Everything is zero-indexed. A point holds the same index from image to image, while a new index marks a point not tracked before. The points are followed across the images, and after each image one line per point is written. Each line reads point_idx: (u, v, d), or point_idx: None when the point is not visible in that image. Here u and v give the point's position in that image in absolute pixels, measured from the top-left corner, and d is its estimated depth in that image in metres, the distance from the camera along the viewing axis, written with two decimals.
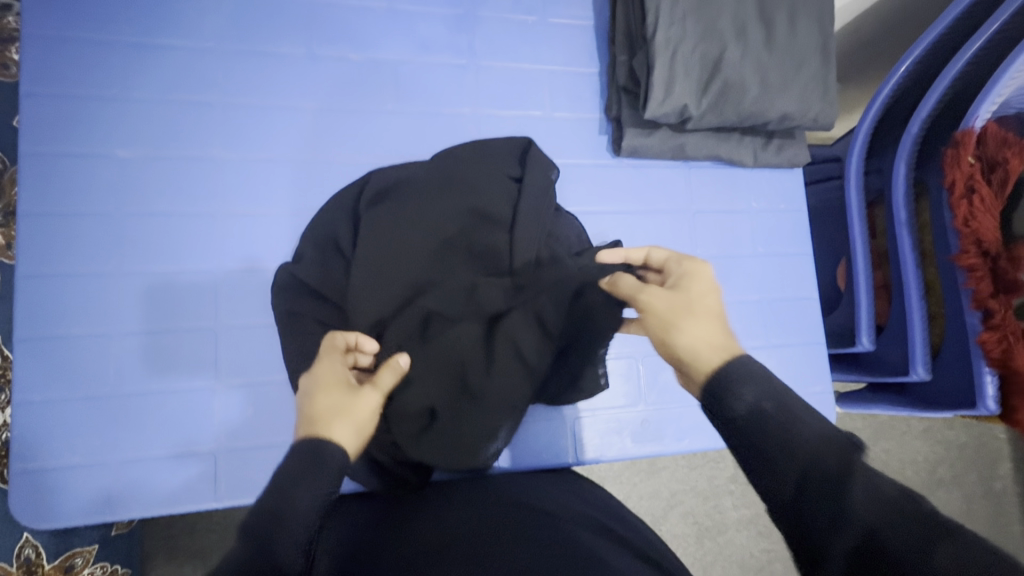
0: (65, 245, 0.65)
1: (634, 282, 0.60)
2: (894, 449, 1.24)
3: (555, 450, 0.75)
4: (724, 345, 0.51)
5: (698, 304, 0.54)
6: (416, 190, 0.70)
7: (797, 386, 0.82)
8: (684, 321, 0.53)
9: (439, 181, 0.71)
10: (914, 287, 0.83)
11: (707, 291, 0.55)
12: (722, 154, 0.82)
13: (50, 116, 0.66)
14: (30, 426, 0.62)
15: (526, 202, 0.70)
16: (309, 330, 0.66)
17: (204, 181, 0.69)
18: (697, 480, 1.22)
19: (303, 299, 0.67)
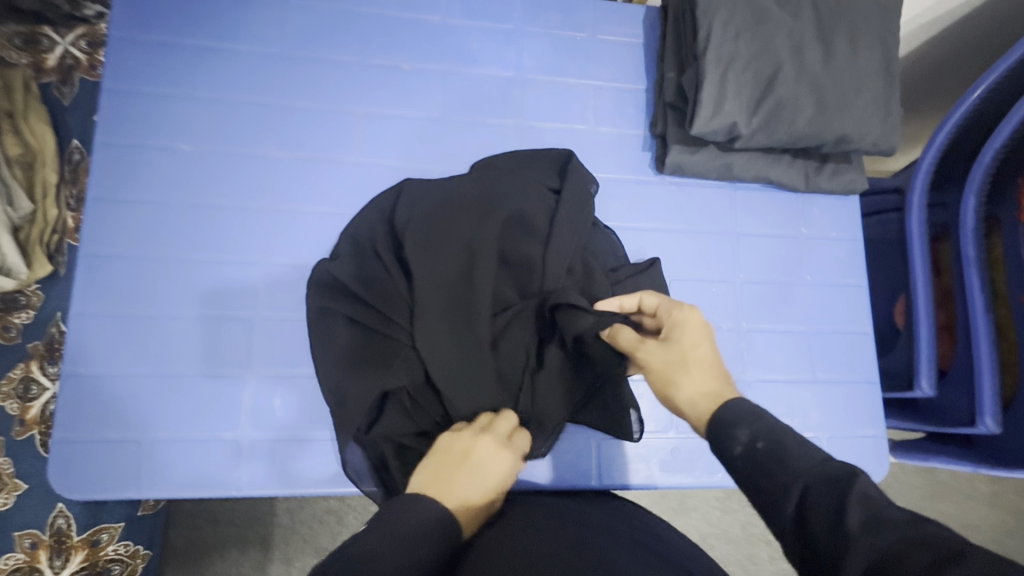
0: (126, 229, 0.69)
1: (633, 335, 0.56)
2: (955, 512, 1.13)
3: (577, 473, 0.72)
4: (718, 393, 0.49)
5: (693, 357, 0.52)
6: (455, 200, 0.70)
7: (845, 427, 0.76)
8: (680, 375, 0.51)
9: (477, 191, 0.71)
10: (982, 330, 0.76)
11: (699, 338, 0.52)
12: (772, 176, 0.79)
13: (126, 110, 0.71)
14: (74, 397, 0.64)
15: (563, 214, 0.70)
16: (338, 328, 0.67)
17: (257, 177, 0.72)
18: (730, 524, 1.15)
19: (335, 298, 0.68)
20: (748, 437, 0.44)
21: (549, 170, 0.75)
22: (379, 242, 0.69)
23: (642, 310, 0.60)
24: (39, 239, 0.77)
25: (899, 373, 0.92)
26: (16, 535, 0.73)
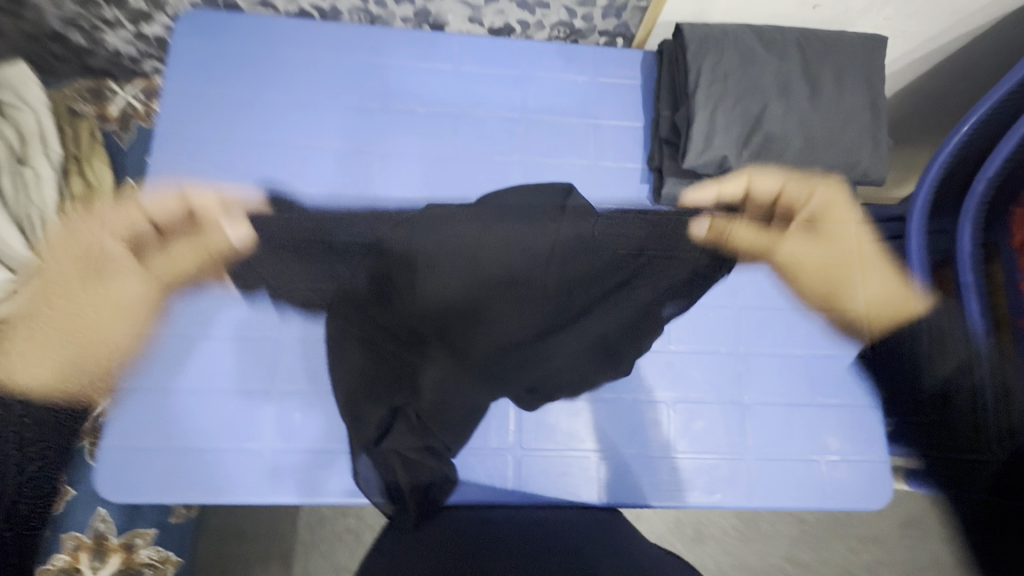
0: (170, 259, 0.77)
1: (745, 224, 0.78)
2: None
3: (579, 489, 0.74)
4: (897, 297, 0.82)
5: (839, 241, 0.81)
6: (444, 212, 0.79)
7: (846, 452, 0.78)
8: (842, 273, 0.81)
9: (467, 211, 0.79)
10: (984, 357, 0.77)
11: (846, 221, 0.81)
12: (765, 206, 0.83)
13: (176, 155, 0.81)
14: (122, 409, 0.72)
15: (546, 220, 0.76)
16: (350, 347, 0.72)
17: (288, 211, 0.80)
18: None
19: (347, 312, 0.73)
20: None
21: (553, 197, 0.81)
22: (378, 260, 0.73)
23: (786, 197, 0.78)
24: None
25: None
26: (63, 537, 0.80)
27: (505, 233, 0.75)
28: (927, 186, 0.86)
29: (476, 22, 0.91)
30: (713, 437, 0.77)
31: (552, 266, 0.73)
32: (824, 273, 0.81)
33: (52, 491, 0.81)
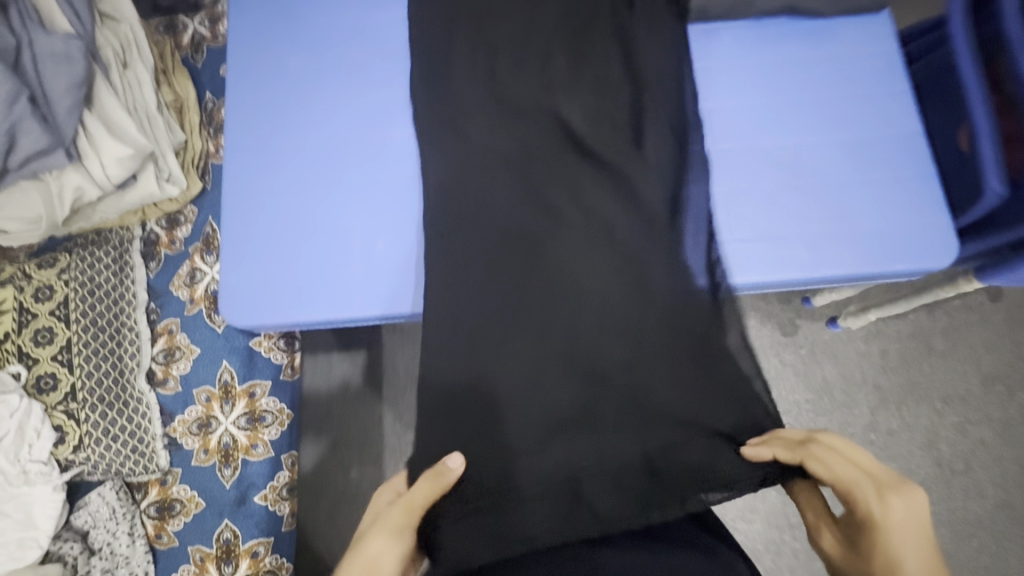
0: (250, 127, 0.86)
1: None
2: None
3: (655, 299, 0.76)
4: None
5: None
6: (514, 114, 0.83)
7: (909, 216, 0.78)
8: None
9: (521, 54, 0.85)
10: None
11: None
12: (797, 1, 0.84)
13: (243, 41, 0.90)
14: (231, 251, 0.82)
15: (582, 71, 0.84)
16: (434, 60, 0.85)
17: (347, 75, 0.88)
18: None
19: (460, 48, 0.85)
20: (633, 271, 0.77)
21: (574, 40, 0.85)
22: (450, 53, 0.85)
23: None
24: (190, 162, 0.99)
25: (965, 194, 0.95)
26: (195, 391, 0.94)
27: (579, 62, 0.85)
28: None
29: None
30: (770, 221, 0.80)
31: (562, 66, 0.84)
32: None
33: (181, 353, 0.95)
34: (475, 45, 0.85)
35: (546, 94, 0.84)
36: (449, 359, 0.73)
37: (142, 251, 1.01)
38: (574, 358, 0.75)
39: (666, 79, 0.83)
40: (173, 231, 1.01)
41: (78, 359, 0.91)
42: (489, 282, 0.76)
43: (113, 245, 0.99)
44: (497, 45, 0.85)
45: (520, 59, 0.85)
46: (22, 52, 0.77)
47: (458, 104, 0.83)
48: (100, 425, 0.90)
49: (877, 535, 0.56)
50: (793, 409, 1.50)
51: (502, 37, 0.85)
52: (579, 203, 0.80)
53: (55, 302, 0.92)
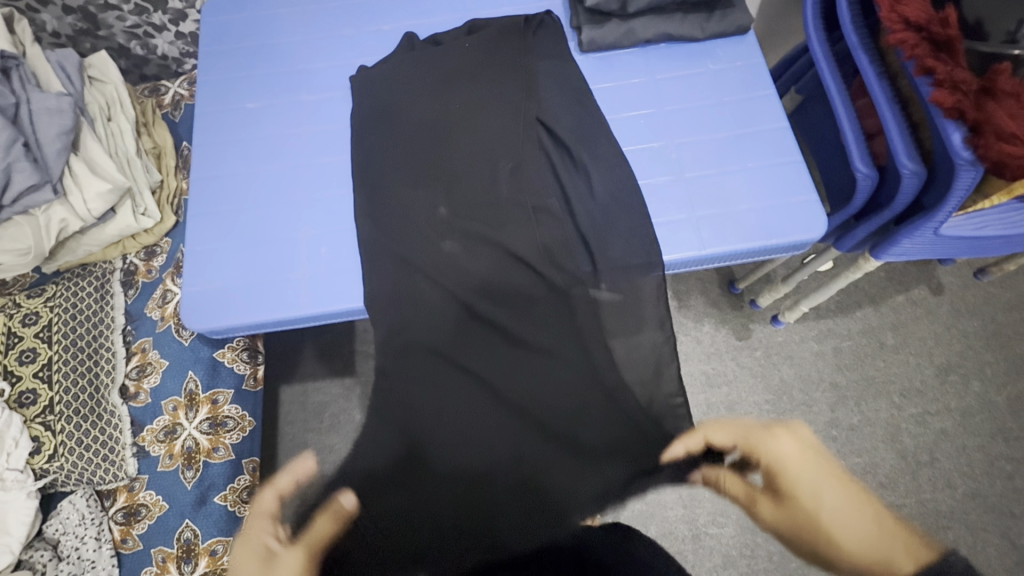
0: (213, 162, 1.00)
1: None
2: None
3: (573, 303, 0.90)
4: None
5: None
6: (443, 144, 0.96)
7: (782, 196, 0.90)
8: None
9: (445, 91, 0.99)
10: (878, 82, 0.88)
11: None
12: (669, 30, 0.99)
13: (210, 94, 1.06)
14: (195, 266, 0.93)
15: (501, 101, 0.97)
16: (371, 100, 1.00)
17: (297, 113, 1.03)
18: None
19: (394, 92, 1.00)
20: (557, 281, 0.90)
21: (492, 74, 1.00)
22: (387, 94, 1.00)
23: None
24: (167, 200, 1.12)
25: (852, 184, 1.06)
26: (163, 401, 1.02)
27: (498, 94, 0.98)
28: (810, 9, 1.05)
29: None
30: (663, 211, 0.91)
31: (483, 100, 0.98)
32: None
33: (152, 368, 1.04)
34: (393, 118, 0.99)
35: (469, 121, 0.97)
36: (389, 400, 0.87)
37: (121, 280, 1.12)
38: (508, 365, 0.90)
39: (568, 102, 0.97)
40: (150, 262, 1.13)
41: (58, 376, 1.00)
42: (430, 302, 0.91)
43: (95, 277, 1.10)
44: (425, 85, 1.00)
45: (445, 93, 0.99)
46: (21, 108, 0.92)
47: (393, 138, 0.97)
48: (73, 436, 0.98)
49: (795, 473, 0.69)
50: (754, 411, 1.55)
51: (428, 78, 1.01)
52: (504, 222, 0.92)
53: (40, 326, 1.03)
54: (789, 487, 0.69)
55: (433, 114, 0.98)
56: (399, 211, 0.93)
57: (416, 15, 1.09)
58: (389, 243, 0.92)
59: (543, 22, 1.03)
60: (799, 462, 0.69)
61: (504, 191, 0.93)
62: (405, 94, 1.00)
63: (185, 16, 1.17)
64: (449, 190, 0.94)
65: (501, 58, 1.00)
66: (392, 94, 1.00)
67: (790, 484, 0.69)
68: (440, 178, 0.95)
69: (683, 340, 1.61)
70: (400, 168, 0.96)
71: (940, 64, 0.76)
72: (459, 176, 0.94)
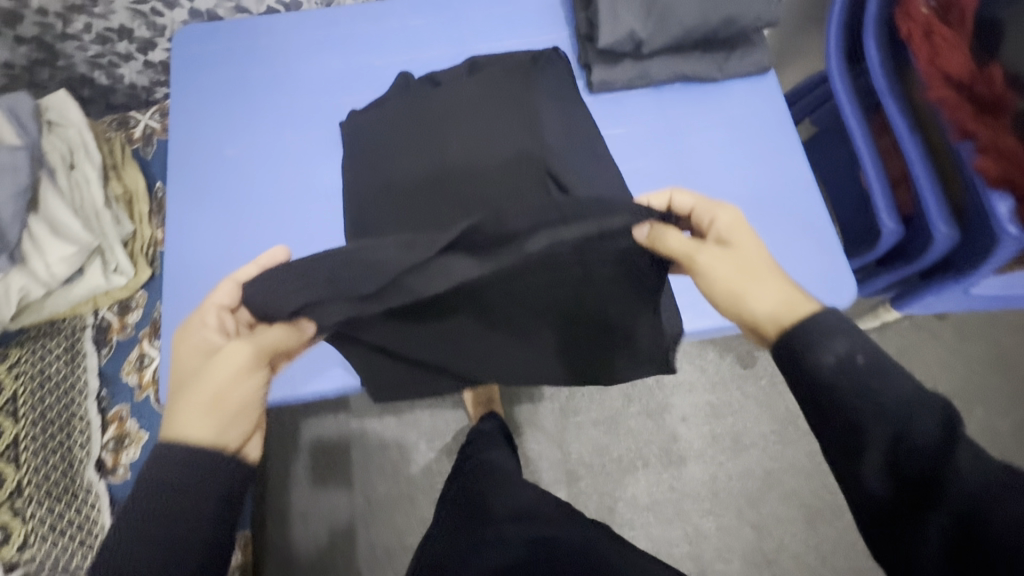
0: (194, 219, 0.91)
1: None
2: None
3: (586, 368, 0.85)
4: None
5: None
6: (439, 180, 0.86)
7: (805, 262, 0.86)
8: None
9: (441, 124, 0.91)
10: (910, 137, 0.83)
11: None
12: (686, 70, 0.92)
13: (187, 140, 0.96)
14: (178, 339, 0.86)
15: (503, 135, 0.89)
16: (360, 140, 0.92)
17: (283, 161, 0.94)
18: None
19: (384, 128, 0.92)
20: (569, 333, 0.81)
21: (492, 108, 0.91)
22: (377, 132, 0.92)
23: None
24: (140, 251, 1.03)
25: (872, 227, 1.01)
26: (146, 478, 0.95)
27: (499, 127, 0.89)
28: (834, 45, 0.98)
29: None
30: None
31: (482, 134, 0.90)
32: None
33: (131, 440, 0.97)
34: (383, 157, 0.90)
35: (467, 157, 0.88)
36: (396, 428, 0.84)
37: (94, 338, 1.04)
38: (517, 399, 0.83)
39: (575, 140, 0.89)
40: (125, 317, 1.05)
41: (26, 454, 0.90)
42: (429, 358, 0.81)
43: (63, 336, 1.02)
44: (419, 120, 0.92)
45: (440, 128, 0.90)
46: None
47: (384, 179, 0.89)
48: (46, 522, 0.89)
49: (717, 215, 0.66)
50: (760, 441, 1.52)
51: (420, 110, 0.92)
52: None
53: (3, 397, 0.92)
54: (724, 233, 0.65)
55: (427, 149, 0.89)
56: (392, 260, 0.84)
57: (412, 47, 1.00)
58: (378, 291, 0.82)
59: (550, 59, 0.95)
60: (739, 227, 0.65)
61: None
62: (397, 128, 0.91)
63: (154, 44, 1.06)
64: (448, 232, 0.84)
65: (501, 90, 0.92)
66: (382, 130, 0.92)
67: (716, 257, 0.62)
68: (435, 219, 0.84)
69: (688, 370, 1.58)
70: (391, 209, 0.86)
71: (982, 127, 0.72)
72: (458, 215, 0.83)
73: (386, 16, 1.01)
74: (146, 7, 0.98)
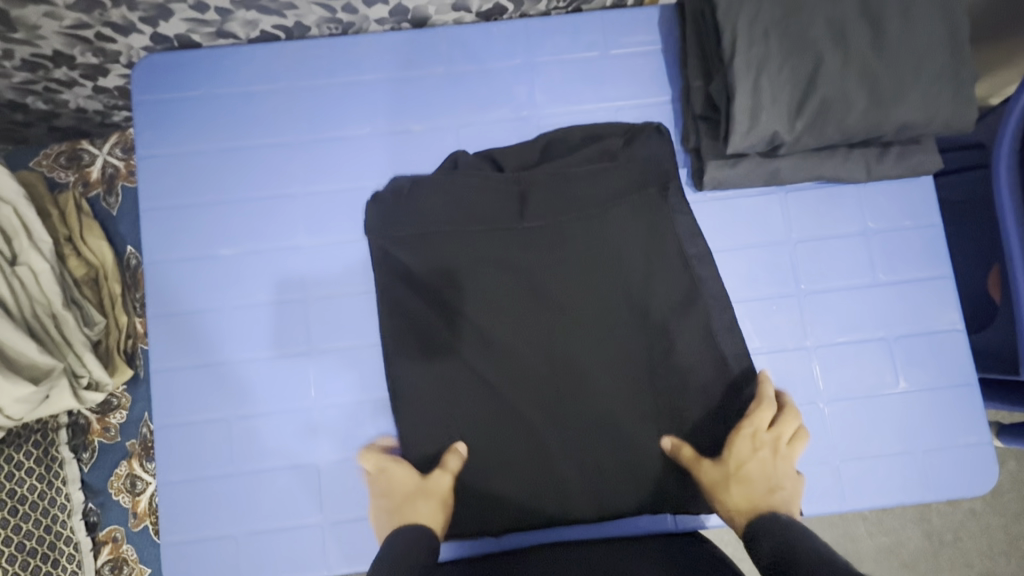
0: (187, 342, 0.72)
1: (761, 55, 0.64)
2: None
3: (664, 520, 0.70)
4: (952, 68, 0.64)
5: (912, 9, 0.64)
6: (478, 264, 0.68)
7: (946, 437, 0.70)
8: (915, 62, 0.64)
9: (480, 194, 0.69)
10: None
11: None
12: (827, 173, 0.70)
13: (166, 226, 0.73)
14: (175, 503, 0.70)
15: (563, 213, 0.68)
16: (386, 223, 0.69)
17: (299, 263, 0.73)
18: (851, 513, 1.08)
19: (405, 212, 0.69)
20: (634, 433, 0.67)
21: (550, 182, 0.69)
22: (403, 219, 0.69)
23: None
24: (116, 347, 0.83)
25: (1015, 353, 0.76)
26: None
27: (550, 202, 0.68)
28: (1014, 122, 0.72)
29: (462, 9, 0.76)
30: None
31: (539, 205, 0.69)
32: (901, 60, 0.64)
33: (130, 569, 0.85)
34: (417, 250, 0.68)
35: (509, 230, 0.68)
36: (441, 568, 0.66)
37: (71, 444, 0.86)
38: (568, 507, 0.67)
39: (652, 225, 0.68)
40: (105, 417, 0.88)
41: None
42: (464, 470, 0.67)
43: (34, 442, 0.83)
44: (450, 193, 0.69)
45: (478, 206, 0.69)
46: None
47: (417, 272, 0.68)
48: None
49: None
50: None
51: (453, 181, 0.69)
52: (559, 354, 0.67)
53: None
54: None
55: (462, 227, 0.68)
56: (418, 346, 0.68)
57: (463, 104, 0.75)
58: (403, 385, 0.67)
59: (643, 133, 0.71)
60: None
61: (561, 318, 0.68)
62: (421, 199, 0.69)
63: (105, 70, 0.77)
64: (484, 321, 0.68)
65: (576, 162, 0.70)
66: (398, 215, 0.69)
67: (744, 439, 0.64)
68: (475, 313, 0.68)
69: None
70: (423, 305, 0.69)
71: None
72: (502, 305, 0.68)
73: (427, 58, 0.75)
74: (90, 32, 0.69)
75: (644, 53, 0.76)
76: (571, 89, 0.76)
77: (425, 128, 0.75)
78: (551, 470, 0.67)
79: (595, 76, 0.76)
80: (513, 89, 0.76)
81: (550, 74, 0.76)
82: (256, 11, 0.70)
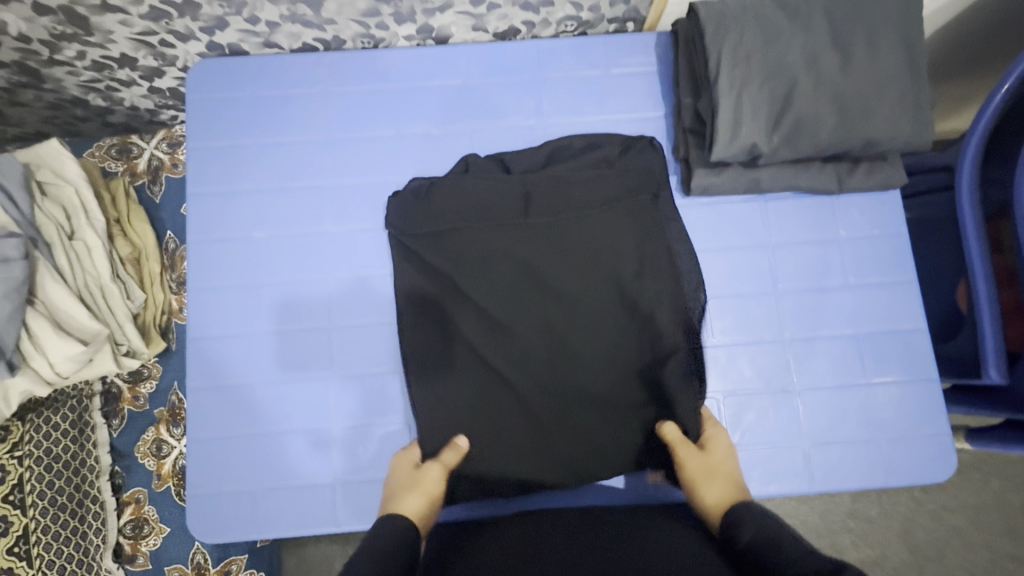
0: (221, 314, 0.80)
1: (743, 75, 0.72)
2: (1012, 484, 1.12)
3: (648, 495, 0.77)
4: (911, 92, 0.72)
5: (877, 40, 0.73)
6: (484, 257, 0.76)
7: (908, 428, 0.76)
8: (878, 85, 0.72)
9: (488, 194, 0.77)
10: None
11: (884, 18, 0.73)
12: (802, 184, 0.78)
13: (209, 210, 0.82)
14: (201, 459, 0.76)
15: (562, 213, 0.76)
16: (401, 218, 0.77)
17: (325, 247, 0.81)
18: (834, 514, 1.13)
19: (419, 208, 0.77)
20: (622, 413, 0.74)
21: (552, 184, 0.77)
22: (420, 212, 0.77)
23: (819, 27, 0.73)
24: (152, 320, 0.91)
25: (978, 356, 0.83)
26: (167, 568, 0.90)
27: (550, 203, 0.76)
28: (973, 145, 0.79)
29: (480, 29, 0.86)
30: (768, 428, 0.77)
31: (540, 205, 0.77)
32: (867, 84, 0.72)
33: (150, 528, 0.91)
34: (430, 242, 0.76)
35: (512, 227, 0.76)
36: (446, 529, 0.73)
37: (103, 410, 0.94)
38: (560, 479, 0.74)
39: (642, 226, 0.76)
40: (136, 386, 0.95)
41: (38, 549, 0.82)
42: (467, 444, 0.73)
43: (70, 406, 0.90)
44: (461, 193, 0.77)
45: (485, 204, 0.77)
46: None
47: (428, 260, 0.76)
48: None
49: None
50: None
51: (464, 183, 0.77)
52: (555, 339, 0.74)
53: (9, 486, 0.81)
54: None
55: (471, 223, 0.76)
56: (429, 328, 0.75)
57: (478, 112, 0.84)
58: (416, 363, 0.75)
59: (637, 144, 0.80)
60: None
61: (558, 308, 0.75)
62: (435, 197, 0.77)
63: (162, 72, 0.87)
64: (488, 309, 0.75)
65: (577, 167, 0.79)
66: (415, 211, 0.77)
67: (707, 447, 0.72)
68: (480, 300, 0.75)
69: None
70: (433, 292, 0.76)
71: None
72: (504, 294, 0.75)
73: (448, 71, 0.85)
74: (155, 38, 0.79)
75: (641, 73, 0.85)
76: (575, 103, 0.84)
77: (443, 132, 0.84)
78: (545, 444, 0.74)
79: (597, 91, 0.85)
80: (523, 100, 0.85)
81: (557, 89, 0.85)
82: (300, 24, 0.80)
